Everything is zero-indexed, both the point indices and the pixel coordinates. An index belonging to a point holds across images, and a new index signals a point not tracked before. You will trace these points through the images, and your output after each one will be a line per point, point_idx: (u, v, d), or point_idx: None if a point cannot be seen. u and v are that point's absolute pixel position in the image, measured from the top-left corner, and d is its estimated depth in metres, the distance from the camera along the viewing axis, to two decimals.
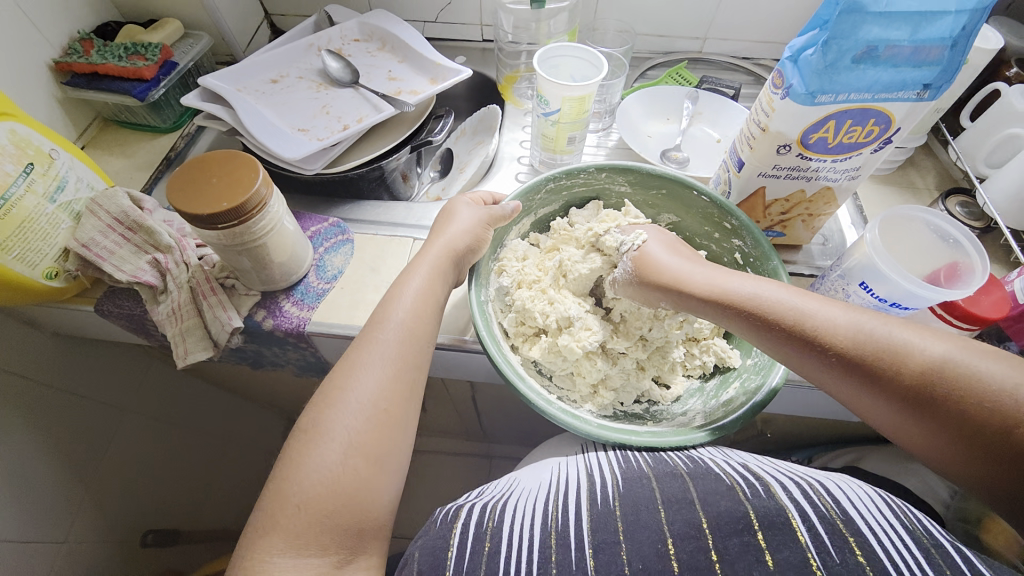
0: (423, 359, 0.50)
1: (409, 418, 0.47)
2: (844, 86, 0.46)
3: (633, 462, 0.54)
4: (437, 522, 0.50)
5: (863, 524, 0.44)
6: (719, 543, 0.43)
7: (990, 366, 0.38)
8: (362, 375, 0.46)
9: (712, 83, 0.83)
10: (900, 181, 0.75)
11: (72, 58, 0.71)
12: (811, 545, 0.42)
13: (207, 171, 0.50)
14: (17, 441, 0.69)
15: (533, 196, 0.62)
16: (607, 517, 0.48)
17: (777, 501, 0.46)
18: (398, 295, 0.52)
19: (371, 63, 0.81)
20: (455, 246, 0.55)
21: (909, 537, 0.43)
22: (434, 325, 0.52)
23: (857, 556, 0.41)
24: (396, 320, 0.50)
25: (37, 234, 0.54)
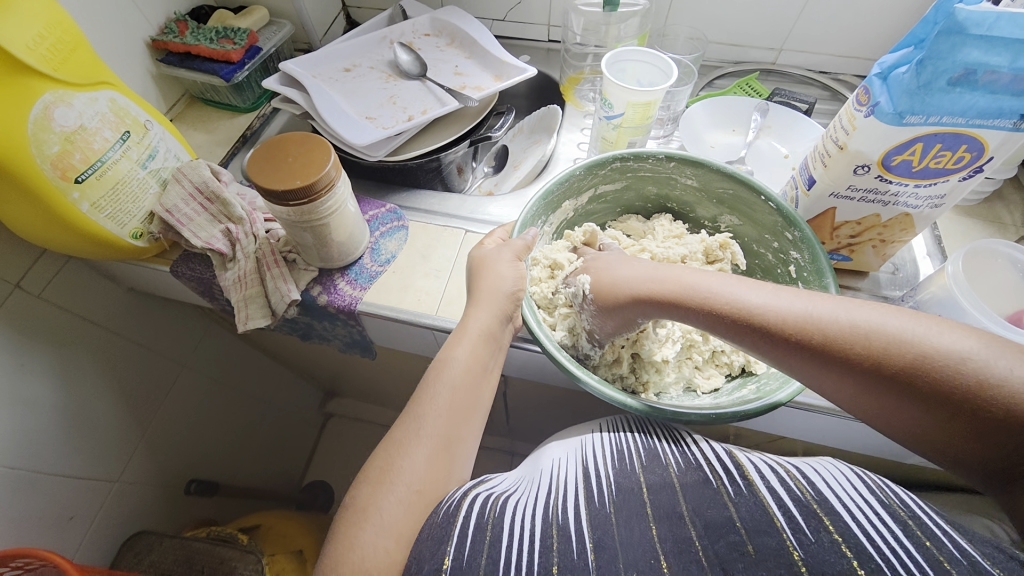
0: (489, 368, 0.54)
1: (481, 403, 0.53)
2: (937, 109, 0.44)
3: (627, 462, 0.53)
4: (440, 512, 0.45)
5: (838, 503, 0.43)
6: (703, 536, 0.42)
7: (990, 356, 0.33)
8: (408, 455, 0.48)
9: (784, 96, 0.79)
10: (984, 214, 0.70)
11: (169, 37, 0.77)
12: (787, 530, 0.41)
13: (285, 150, 0.53)
14: (88, 386, 0.76)
15: (595, 171, 0.62)
16: (603, 515, 0.46)
17: (753, 491, 0.46)
18: (468, 323, 0.53)
19: (439, 57, 0.83)
20: (498, 292, 0.54)
21: (885, 514, 0.40)
22: (496, 344, 0.55)
23: (832, 535, 0.39)
24: (446, 382, 0.51)
25: (128, 196, 0.59)
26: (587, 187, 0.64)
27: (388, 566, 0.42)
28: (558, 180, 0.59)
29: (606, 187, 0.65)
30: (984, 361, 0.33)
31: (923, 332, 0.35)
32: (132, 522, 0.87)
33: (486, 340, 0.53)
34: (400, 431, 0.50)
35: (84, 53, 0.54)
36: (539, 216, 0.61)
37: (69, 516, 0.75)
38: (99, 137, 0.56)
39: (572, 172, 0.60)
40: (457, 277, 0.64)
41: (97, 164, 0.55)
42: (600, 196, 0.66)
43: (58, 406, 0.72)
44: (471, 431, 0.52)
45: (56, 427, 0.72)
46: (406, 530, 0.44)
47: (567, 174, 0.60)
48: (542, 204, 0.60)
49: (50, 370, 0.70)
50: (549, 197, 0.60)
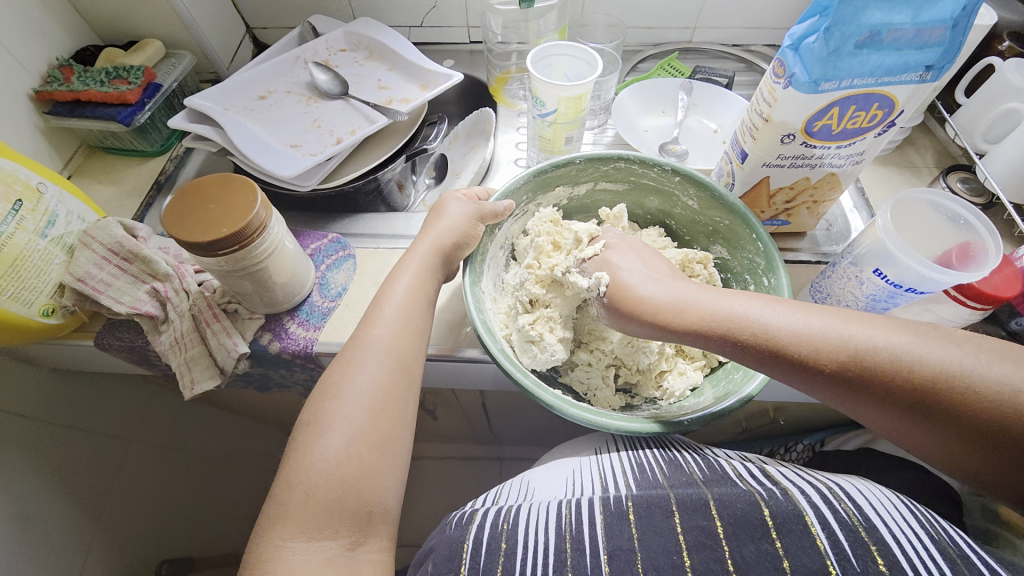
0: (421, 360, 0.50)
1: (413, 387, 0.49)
2: (848, 72, 0.46)
3: (649, 474, 0.51)
4: (451, 524, 0.50)
5: (886, 531, 0.41)
6: (730, 535, 0.41)
7: (996, 368, 0.37)
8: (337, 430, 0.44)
9: (705, 73, 0.82)
10: (899, 160, 0.75)
11: (53, 87, 0.69)
12: (825, 541, 0.40)
13: (202, 196, 0.49)
14: (26, 482, 0.68)
15: (596, 165, 0.62)
16: (619, 516, 0.45)
17: (791, 500, 0.43)
18: (390, 293, 0.52)
19: (359, 73, 0.80)
20: (442, 242, 0.55)
21: (933, 548, 0.40)
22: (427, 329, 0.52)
23: (878, 566, 0.38)
24: (378, 340, 0.48)
25: (30, 271, 0.53)
26: (586, 180, 0.64)
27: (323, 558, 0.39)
28: (534, 172, 0.60)
29: (588, 188, 0.65)
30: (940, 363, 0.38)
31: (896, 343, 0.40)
32: None
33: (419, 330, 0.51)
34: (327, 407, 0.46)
35: None
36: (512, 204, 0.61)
37: None
38: None
39: (573, 159, 0.60)
40: None
41: None
42: (578, 196, 0.66)
43: None
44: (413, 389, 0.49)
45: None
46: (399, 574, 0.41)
47: (567, 159, 0.60)
48: (516, 193, 0.60)
49: None
50: (523, 188, 0.60)
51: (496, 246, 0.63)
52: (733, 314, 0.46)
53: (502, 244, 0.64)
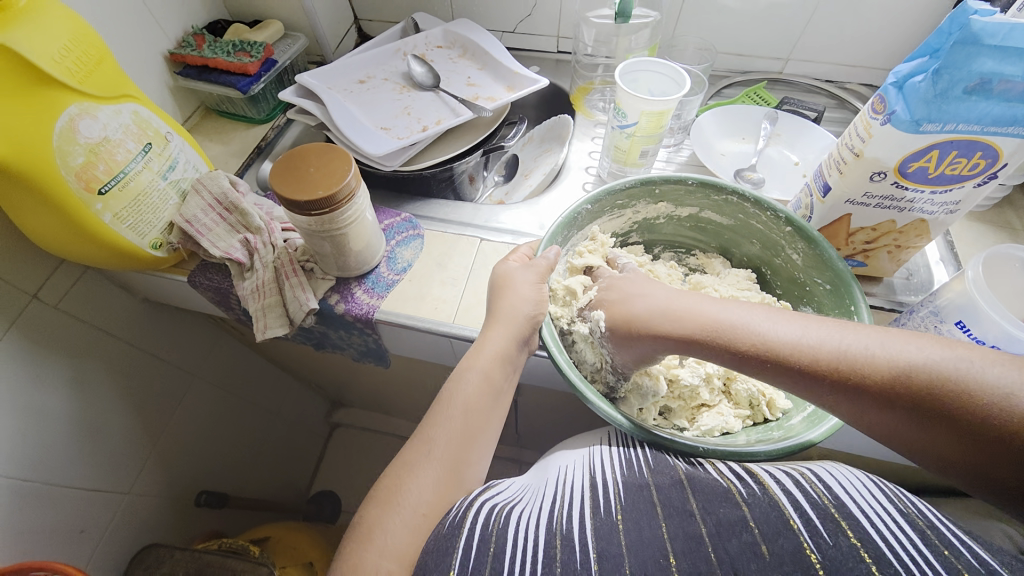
0: (502, 389, 0.53)
1: (493, 423, 0.52)
2: (952, 116, 0.44)
3: (637, 469, 0.50)
4: (445, 524, 0.44)
5: (855, 507, 0.41)
6: (713, 533, 0.41)
7: (993, 372, 0.33)
8: (417, 480, 0.47)
9: (793, 105, 0.80)
10: (995, 219, 0.71)
11: (186, 51, 0.78)
12: (805, 532, 0.39)
13: (305, 160, 0.54)
14: (104, 396, 0.76)
15: (707, 191, 0.61)
16: (608, 522, 0.44)
17: (768, 494, 0.43)
18: (483, 342, 0.53)
19: (451, 69, 0.84)
20: (515, 316, 0.54)
21: (901, 520, 0.39)
22: (512, 365, 0.54)
23: (850, 539, 0.38)
24: (459, 403, 0.51)
25: (149, 207, 0.60)
26: (691, 203, 0.64)
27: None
28: (642, 180, 0.60)
29: (690, 211, 0.65)
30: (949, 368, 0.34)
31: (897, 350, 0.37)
32: (143, 533, 0.86)
33: (502, 363, 0.53)
34: (411, 451, 0.50)
35: (108, 66, 0.55)
36: (607, 205, 0.62)
37: (80, 529, 0.74)
38: (123, 149, 0.56)
39: (686, 179, 0.60)
40: (473, 285, 0.65)
41: (120, 175, 0.56)
42: (677, 218, 0.67)
43: (73, 417, 0.72)
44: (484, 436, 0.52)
45: (71, 438, 0.72)
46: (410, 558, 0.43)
47: (680, 179, 0.60)
48: (617, 194, 0.61)
49: (65, 380, 0.70)
50: (626, 192, 0.61)
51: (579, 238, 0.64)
52: (721, 321, 0.44)
53: (586, 236, 0.64)
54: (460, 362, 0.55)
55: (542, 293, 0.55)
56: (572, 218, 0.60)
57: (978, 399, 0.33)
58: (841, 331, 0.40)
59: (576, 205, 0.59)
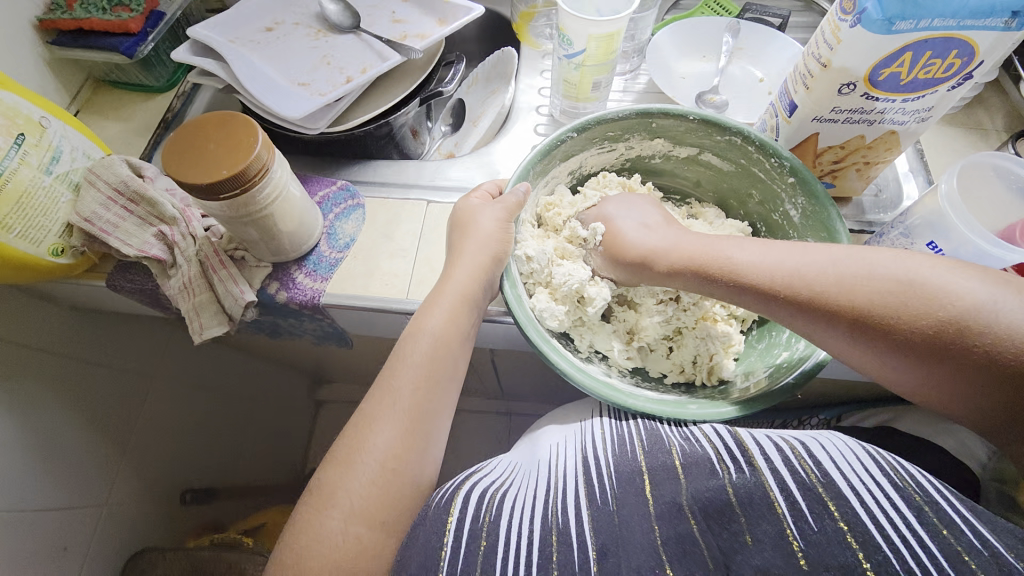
0: (469, 333, 0.50)
1: (458, 365, 0.49)
2: (928, 11, 0.39)
3: (627, 449, 0.48)
4: (431, 508, 0.44)
5: (845, 485, 0.39)
6: (703, 527, 0.40)
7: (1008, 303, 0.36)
8: (377, 429, 0.44)
9: (757, 11, 0.73)
10: (967, 121, 0.67)
11: (55, 14, 0.66)
12: (791, 520, 0.38)
13: (203, 134, 0.46)
14: (52, 415, 0.72)
15: (677, 123, 0.56)
16: (604, 515, 0.43)
17: (757, 475, 0.42)
18: (447, 283, 0.50)
19: (372, 4, 0.73)
20: (483, 254, 0.50)
21: (897, 496, 0.38)
22: (479, 305, 0.51)
23: (837, 523, 0.37)
24: (420, 347, 0.47)
25: (37, 209, 0.52)
26: (661, 138, 0.58)
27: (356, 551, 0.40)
28: (638, 111, 0.54)
29: (689, 152, 0.59)
30: (985, 305, 0.36)
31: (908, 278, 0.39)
32: (130, 538, 0.85)
33: (468, 304, 0.50)
34: (371, 404, 0.46)
35: None
36: (591, 139, 0.57)
37: (63, 545, 0.73)
38: None
39: (651, 111, 0.54)
40: (425, 253, 0.60)
41: None
42: (676, 159, 0.61)
43: (21, 442, 0.68)
44: (451, 382, 0.48)
45: (25, 463, 0.68)
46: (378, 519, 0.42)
47: (646, 112, 0.55)
48: (605, 124, 0.55)
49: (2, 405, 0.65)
50: (617, 124, 0.55)
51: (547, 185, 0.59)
52: (730, 260, 0.46)
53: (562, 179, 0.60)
54: (411, 323, 0.51)
55: (501, 231, 0.51)
56: (551, 147, 0.54)
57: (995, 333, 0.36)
58: (862, 255, 0.42)
59: (560, 134, 0.54)
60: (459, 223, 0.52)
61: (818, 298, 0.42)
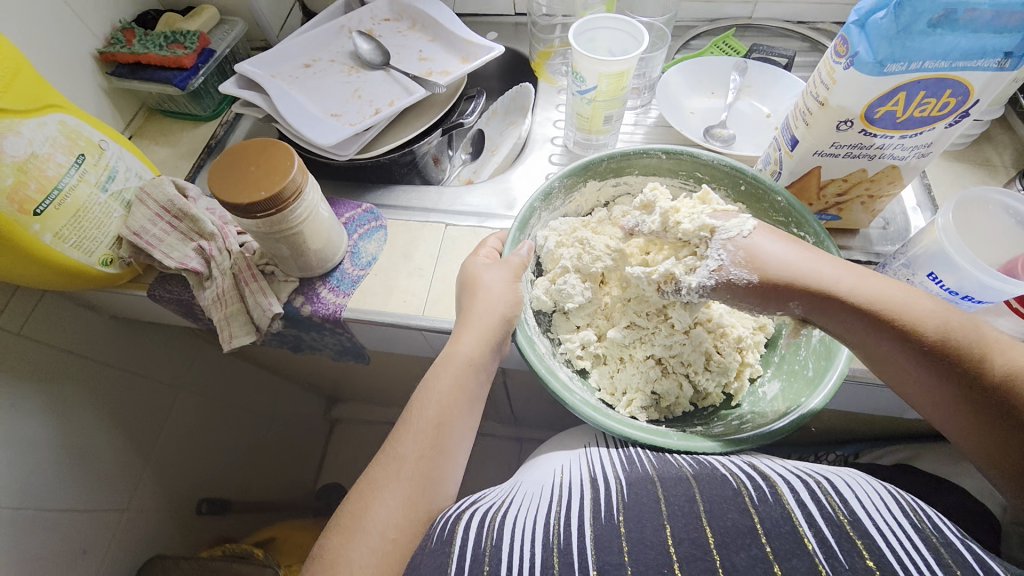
0: (475, 396, 0.52)
1: (463, 435, 0.51)
2: (917, 54, 0.42)
3: (638, 466, 0.49)
4: (433, 539, 0.45)
5: (871, 524, 0.40)
6: (720, 543, 0.39)
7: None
8: (380, 500, 0.46)
9: (763, 52, 0.76)
10: (974, 158, 0.69)
11: (115, 48, 0.73)
12: (821, 554, 0.38)
13: (245, 159, 0.51)
14: (84, 417, 0.75)
15: (734, 179, 0.57)
16: (608, 527, 0.43)
17: (781, 503, 0.42)
18: (455, 349, 0.52)
19: (401, 44, 0.79)
20: (491, 318, 0.52)
21: (917, 538, 0.38)
22: (484, 374, 0.52)
23: (866, 561, 0.37)
24: (427, 416, 0.50)
25: (91, 223, 0.57)
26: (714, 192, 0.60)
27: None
28: (732, 166, 0.56)
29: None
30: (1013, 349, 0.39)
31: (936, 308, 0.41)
32: (145, 544, 0.87)
33: (473, 370, 0.51)
34: (377, 471, 0.49)
35: (27, 78, 0.52)
36: (655, 168, 0.61)
37: (82, 547, 0.75)
38: (53, 163, 0.53)
39: (716, 163, 0.57)
40: (441, 273, 0.63)
41: (54, 192, 0.53)
42: None
43: (53, 441, 0.71)
44: (455, 449, 0.50)
45: (56, 463, 0.72)
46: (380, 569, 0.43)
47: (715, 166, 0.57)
48: (697, 164, 0.58)
49: (40, 406, 0.69)
50: (707, 168, 0.58)
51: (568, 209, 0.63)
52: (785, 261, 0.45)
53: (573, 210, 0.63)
54: (427, 374, 0.53)
55: (513, 294, 0.53)
56: (593, 163, 0.59)
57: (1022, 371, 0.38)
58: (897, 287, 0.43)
59: (648, 149, 0.58)
60: (468, 283, 0.54)
61: (825, 292, 0.43)
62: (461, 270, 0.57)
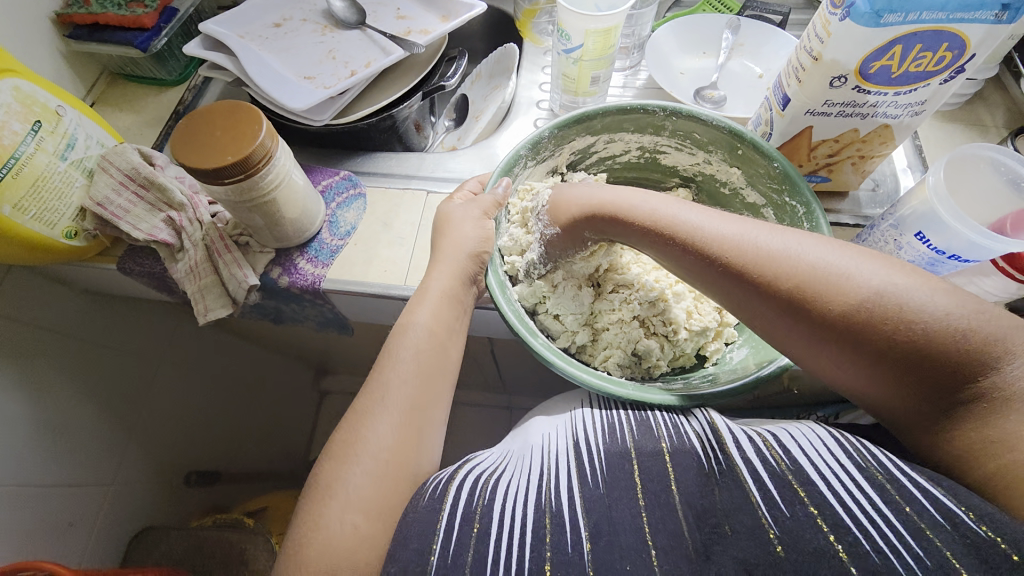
0: (455, 326, 0.52)
1: (450, 359, 0.51)
2: (916, 4, 0.40)
3: (618, 434, 0.48)
4: (425, 494, 0.44)
5: (815, 471, 0.38)
6: (692, 526, 0.38)
7: (928, 296, 0.35)
8: (373, 426, 0.45)
9: (757, 9, 0.73)
10: (968, 118, 0.67)
11: (72, 9, 0.68)
12: (763, 507, 0.38)
13: (209, 121, 0.48)
14: (63, 394, 0.74)
15: (734, 142, 0.54)
16: (596, 495, 0.42)
17: (732, 467, 0.42)
18: (427, 286, 0.51)
19: (378, 1, 0.75)
20: (459, 254, 0.52)
21: (860, 478, 0.36)
22: (461, 304, 0.52)
23: (807, 507, 0.36)
24: (409, 349, 0.49)
25: (52, 193, 0.54)
26: (713, 152, 0.58)
27: (353, 542, 0.40)
28: (732, 128, 0.53)
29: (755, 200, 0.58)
30: (908, 297, 0.35)
31: (814, 256, 0.39)
32: (136, 517, 0.87)
33: (449, 300, 0.51)
34: (363, 402, 0.48)
35: None
36: (650, 125, 0.58)
37: (70, 522, 0.75)
38: (7, 131, 0.50)
39: (719, 123, 0.54)
40: (423, 242, 0.61)
41: (10, 162, 0.50)
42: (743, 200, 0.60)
43: (32, 418, 0.70)
44: (445, 383, 0.50)
45: (37, 440, 0.71)
46: (375, 513, 0.42)
47: (716, 125, 0.54)
48: (697, 124, 0.55)
49: (15, 384, 0.67)
50: (706, 129, 0.55)
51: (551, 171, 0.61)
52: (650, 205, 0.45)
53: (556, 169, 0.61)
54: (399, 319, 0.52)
55: (485, 230, 0.52)
56: (587, 117, 0.56)
57: (930, 316, 0.34)
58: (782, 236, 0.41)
59: (647, 104, 0.55)
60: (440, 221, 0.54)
61: (761, 271, 0.39)
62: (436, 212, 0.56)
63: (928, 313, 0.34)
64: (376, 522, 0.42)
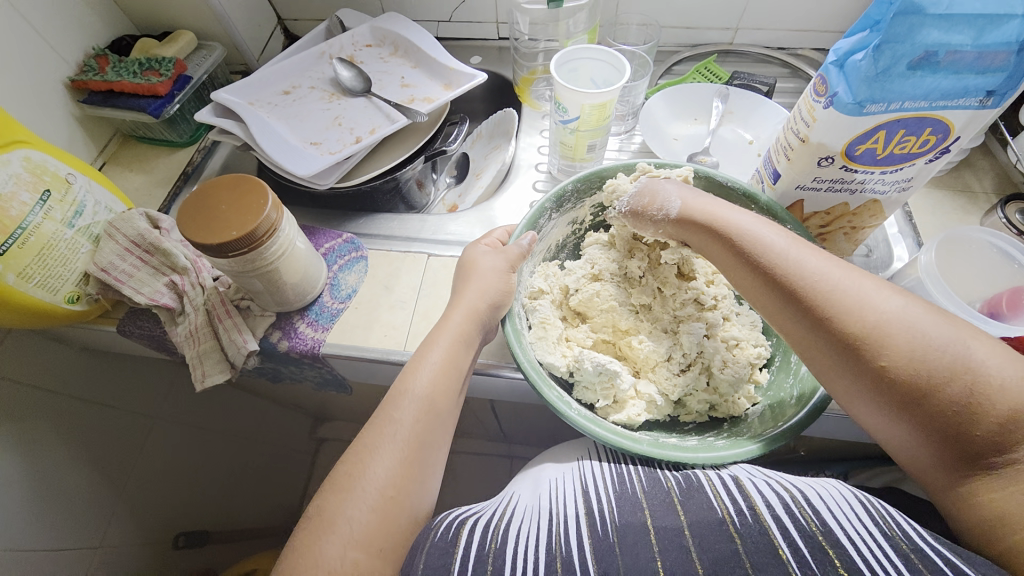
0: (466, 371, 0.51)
1: (453, 407, 0.49)
2: (897, 95, 0.42)
3: (627, 488, 0.47)
4: (435, 539, 0.43)
5: (842, 532, 0.39)
6: (708, 566, 0.38)
7: (1002, 367, 0.36)
8: (375, 458, 0.44)
9: (744, 79, 0.76)
10: (954, 183, 0.69)
11: (88, 76, 0.71)
12: (793, 564, 0.37)
13: (215, 197, 0.49)
14: (56, 454, 0.72)
15: (745, 201, 0.56)
16: (605, 544, 0.41)
17: (758, 522, 0.41)
18: (444, 325, 0.51)
19: (383, 70, 0.79)
20: (480, 305, 0.51)
21: (887, 546, 0.38)
22: (474, 346, 0.51)
23: (839, 571, 0.36)
24: (416, 390, 0.47)
25: (57, 260, 0.55)
26: None
27: None
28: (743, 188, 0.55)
29: None
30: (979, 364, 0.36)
31: (868, 290, 0.40)
32: None
33: (464, 342, 0.50)
34: (370, 434, 0.46)
35: None
36: None
37: None
38: (16, 201, 0.51)
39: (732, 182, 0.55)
40: (423, 306, 0.61)
41: (17, 232, 0.51)
42: None
43: (24, 480, 0.68)
44: (444, 433, 0.48)
45: (26, 504, 0.68)
46: (378, 550, 0.40)
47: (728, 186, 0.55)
48: (709, 182, 0.57)
49: (9, 445, 0.66)
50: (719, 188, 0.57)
51: (567, 220, 0.62)
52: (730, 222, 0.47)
53: (572, 221, 0.62)
54: (400, 375, 0.49)
55: (510, 284, 0.52)
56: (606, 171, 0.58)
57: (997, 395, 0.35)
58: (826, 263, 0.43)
59: (661, 163, 0.56)
60: (464, 270, 0.54)
61: (820, 299, 0.41)
62: (461, 257, 0.56)
63: (995, 378, 0.35)
64: (378, 563, 0.40)
